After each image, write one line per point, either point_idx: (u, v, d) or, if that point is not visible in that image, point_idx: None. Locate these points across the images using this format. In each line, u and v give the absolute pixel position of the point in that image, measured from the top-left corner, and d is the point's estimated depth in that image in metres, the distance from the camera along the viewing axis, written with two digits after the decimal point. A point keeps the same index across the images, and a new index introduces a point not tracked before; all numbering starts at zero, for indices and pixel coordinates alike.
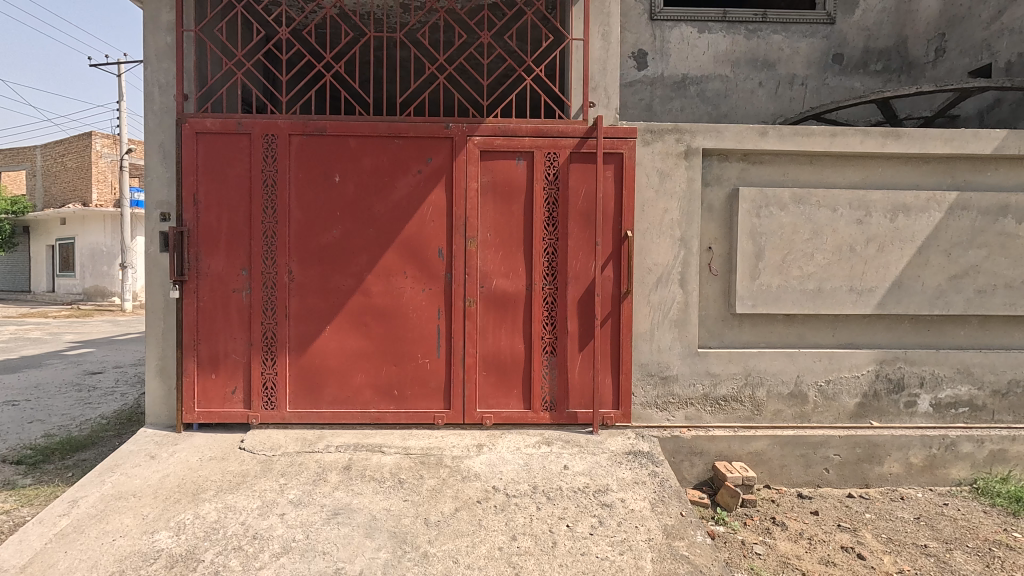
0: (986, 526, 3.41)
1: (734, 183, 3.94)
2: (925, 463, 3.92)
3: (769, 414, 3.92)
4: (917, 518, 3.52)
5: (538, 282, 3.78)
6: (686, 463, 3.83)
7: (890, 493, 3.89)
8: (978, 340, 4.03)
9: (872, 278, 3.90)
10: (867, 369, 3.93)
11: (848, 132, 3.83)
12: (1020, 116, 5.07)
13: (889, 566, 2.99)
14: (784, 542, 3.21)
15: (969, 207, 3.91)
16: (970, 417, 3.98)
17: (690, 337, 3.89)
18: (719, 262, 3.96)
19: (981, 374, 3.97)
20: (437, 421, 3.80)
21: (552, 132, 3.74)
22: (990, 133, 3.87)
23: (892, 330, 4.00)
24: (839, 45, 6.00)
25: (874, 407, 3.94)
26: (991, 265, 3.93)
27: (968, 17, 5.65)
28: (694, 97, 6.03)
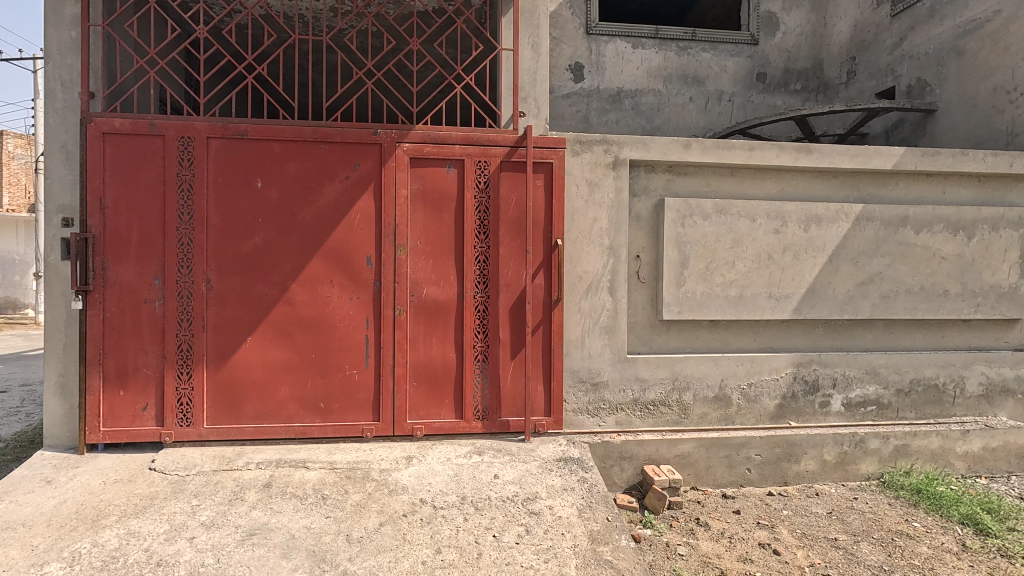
0: (890, 517, 3.62)
1: (660, 194, 4.08)
2: (837, 460, 4.12)
3: (695, 417, 4.05)
4: (829, 512, 3.69)
5: (469, 290, 3.76)
6: (617, 467, 3.89)
7: (807, 490, 4.05)
8: (883, 342, 4.31)
9: (788, 285, 4.11)
10: (785, 372, 4.13)
11: (765, 147, 4.03)
12: (920, 135, 5.51)
13: (801, 560, 3.12)
14: (706, 542, 3.30)
15: (873, 218, 4.20)
16: (878, 415, 4.24)
17: (619, 343, 3.96)
18: (646, 271, 4.07)
19: (887, 374, 4.24)
20: (365, 433, 3.70)
21: (482, 140, 3.75)
22: (891, 149, 4.16)
23: (807, 334, 4.22)
24: (762, 65, 6.35)
25: (792, 408, 4.14)
26: (894, 272, 4.22)
27: (874, 43, 5.98)
28: (629, 110, 6.20)
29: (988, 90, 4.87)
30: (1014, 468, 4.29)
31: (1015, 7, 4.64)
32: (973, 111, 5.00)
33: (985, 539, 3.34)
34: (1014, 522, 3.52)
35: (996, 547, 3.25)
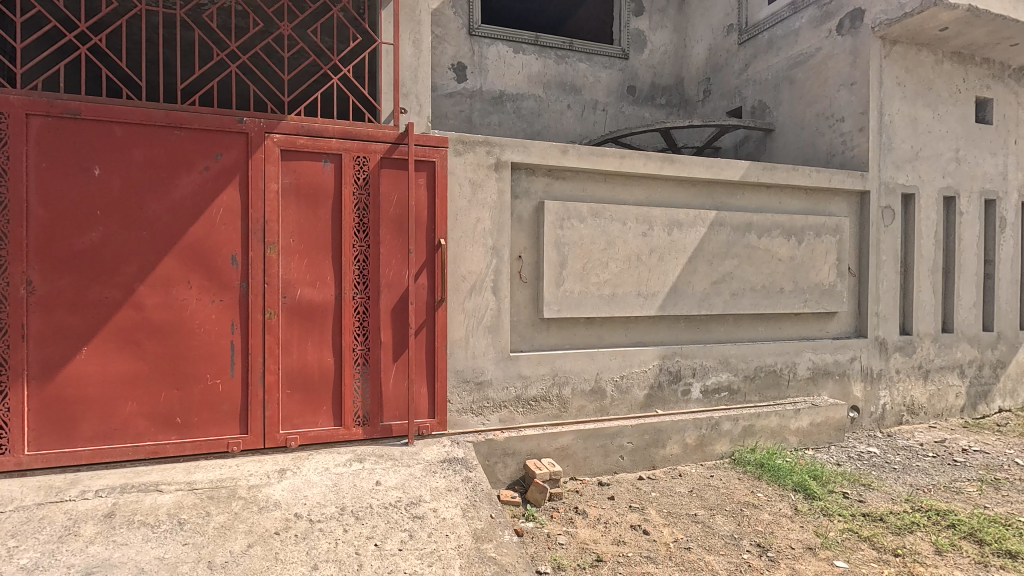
0: (739, 490, 4.06)
1: (540, 196, 4.21)
2: (697, 442, 4.52)
3: (573, 410, 4.25)
4: (690, 490, 4.05)
5: (348, 291, 3.60)
6: (500, 464, 3.95)
7: (672, 471, 4.40)
8: (733, 334, 4.85)
9: (655, 284, 4.46)
10: (652, 364, 4.47)
11: (634, 156, 4.33)
12: (761, 151, 6.28)
13: (667, 536, 3.40)
14: (584, 529, 3.46)
15: (725, 223, 4.69)
16: (729, 399, 4.75)
17: (502, 342, 4.03)
18: (528, 271, 4.19)
19: (736, 362, 4.76)
20: (231, 448, 3.39)
21: (361, 135, 3.61)
22: (738, 163, 4.68)
23: (670, 330, 4.63)
24: (632, 79, 6.83)
25: (659, 397, 4.51)
26: (741, 272, 4.75)
27: (724, 67, 6.69)
28: (511, 113, 6.33)
29: (812, 115, 5.65)
30: (833, 439, 4.94)
31: (832, 46, 5.45)
32: (801, 133, 5.77)
33: (812, 502, 3.87)
34: (833, 485, 4.12)
35: (820, 508, 3.77)
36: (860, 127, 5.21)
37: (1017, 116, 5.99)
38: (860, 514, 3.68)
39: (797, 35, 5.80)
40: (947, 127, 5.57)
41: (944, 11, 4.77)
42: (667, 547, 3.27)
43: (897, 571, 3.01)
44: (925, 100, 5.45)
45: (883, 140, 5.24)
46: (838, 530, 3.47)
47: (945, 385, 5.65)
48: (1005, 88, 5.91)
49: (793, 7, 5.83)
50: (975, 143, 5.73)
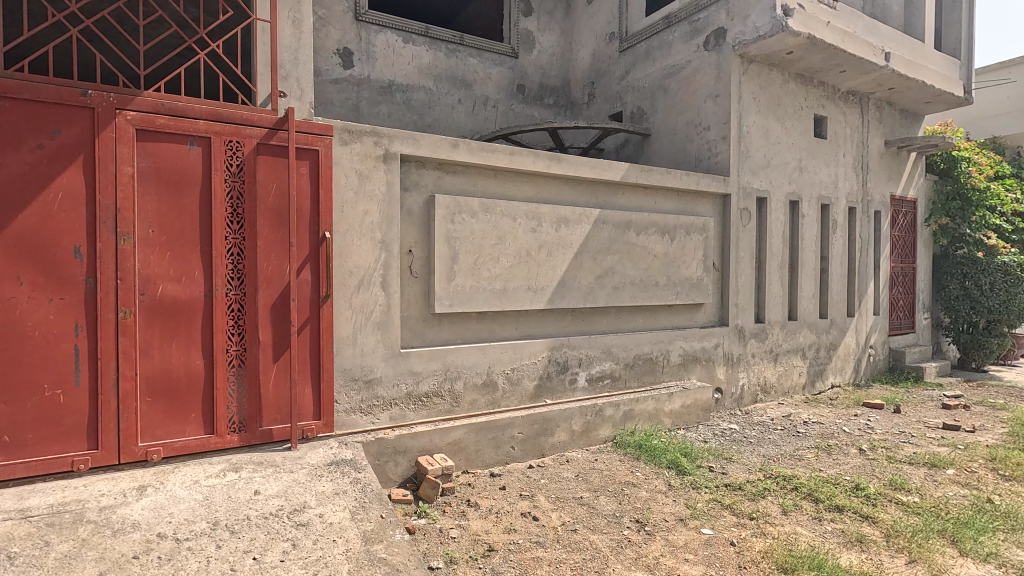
0: (621, 470, 4.33)
1: (431, 190, 4.17)
2: (583, 428, 4.74)
3: (465, 404, 4.28)
4: (576, 474, 4.24)
5: (219, 287, 3.31)
6: (391, 463, 3.87)
7: (560, 457, 4.57)
8: (614, 325, 5.17)
9: (543, 278, 4.62)
10: (542, 356, 4.63)
11: (524, 153, 4.44)
12: (640, 154, 6.73)
13: (555, 520, 3.53)
14: (477, 521, 3.50)
15: (607, 221, 4.97)
16: (612, 386, 5.06)
17: (392, 338, 3.94)
18: (418, 265, 4.13)
19: (618, 352, 5.07)
20: (76, 467, 2.98)
21: (233, 117, 3.33)
22: (619, 164, 4.97)
23: (558, 322, 4.82)
24: (521, 77, 6.98)
25: (547, 387, 4.68)
26: (622, 267, 5.07)
27: (606, 72, 7.06)
28: (400, 104, 6.18)
29: (683, 123, 6.15)
30: (701, 419, 5.44)
31: (700, 60, 5.96)
32: (674, 139, 6.26)
33: (684, 477, 4.22)
34: (701, 460, 4.54)
35: (690, 482, 4.13)
36: (723, 136, 5.76)
37: (845, 133, 6.97)
38: (722, 485, 4.09)
39: (670, 47, 6.28)
40: (792, 140, 6.34)
41: (790, 37, 5.41)
42: (555, 530, 3.40)
43: (752, 532, 3.38)
44: (775, 115, 6.16)
45: (742, 148, 5.85)
46: (704, 501, 3.83)
47: (791, 365, 6.45)
48: (836, 108, 6.85)
49: (667, 21, 6.29)
50: (814, 155, 6.59)
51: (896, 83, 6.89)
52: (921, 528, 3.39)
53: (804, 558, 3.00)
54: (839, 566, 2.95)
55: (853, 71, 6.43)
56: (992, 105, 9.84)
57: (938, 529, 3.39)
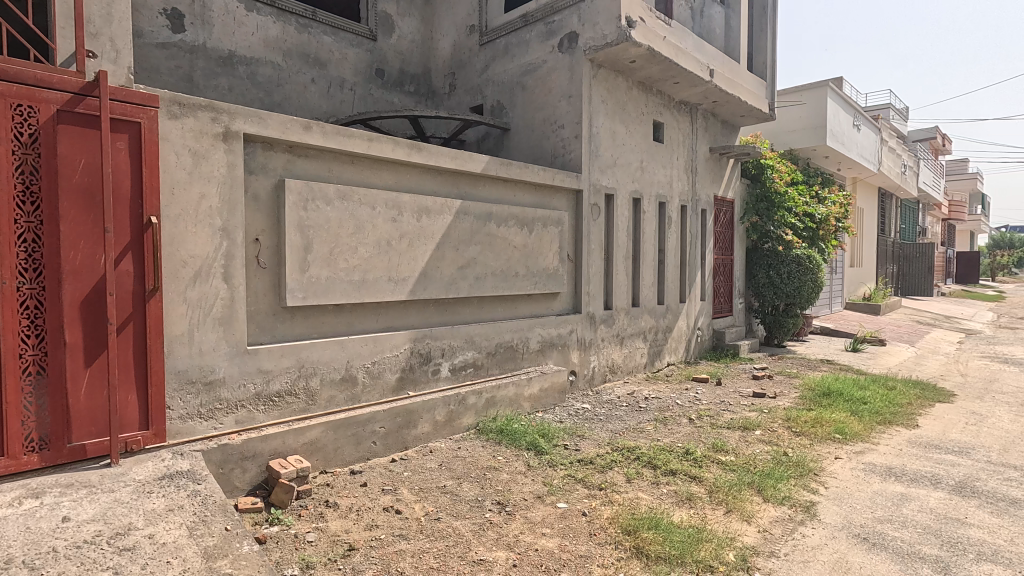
0: (484, 456, 4.43)
1: (280, 174, 3.87)
2: (446, 418, 4.74)
3: (322, 401, 4.07)
4: (440, 464, 4.24)
5: (8, 280, 2.76)
6: (237, 470, 3.54)
7: (423, 449, 4.52)
8: (476, 315, 5.27)
9: (405, 269, 4.55)
10: (403, 348, 4.56)
11: (382, 140, 4.31)
12: (499, 148, 6.90)
13: (419, 512, 3.51)
14: (335, 521, 3.35)
15: (468, 212, 5.03)
16: (475, 374, 5.16)
17: (237, 335, 3.61)
18: (266, 255, 3.82)
19: (480, 341, 5.18)
20: None
21: (23, 77, 2.78)
22: (479, 156, 5.04)
23: (419, 313, 4.78)
24: (380, 61, 6.75)
25: (410, 379, 4.63)
26: (483, 258, 5.18)
27: (467, 64, 7.10)
28: (243, 78, 5.63)
29: (540, 120, 6.41)
30: (557, 401, 5.76)
31: (554, 61, 6.25)
32: (532, 134, 6.50)
33: (542, 457, 4.45)
34: (557, 440, 4.82)
35: (547, 461, 4.36)
36: (575, 135, 6.12)
37: (678, 138, 7.80)
38: (576, 460, 4.39)
39: (527, 45, 6.50)
40: (635, 142, 6.94)
41: (633, 47, 5.90)
42: (418, 521, 3.39)
43: (601, 501, 3.69)
44: (621, 118, 6.69)
45: (592, 148, 6.27)
46: (560, 477, 4.08)
47: (634, 348, 7.10)
48: (671, 116, 7.64)
49: (524, 19, 6.49)
50: (653, 157, 7.28)
51: (718, 97, 7.86)
52: (736, 482, 3.96)
53: (644, 520, 3.34)
54: (672, 523, 3.34)
55: (684, 83, 7.20)
56: (789, 123, 11.67)
57: (748, 481, 3.98)
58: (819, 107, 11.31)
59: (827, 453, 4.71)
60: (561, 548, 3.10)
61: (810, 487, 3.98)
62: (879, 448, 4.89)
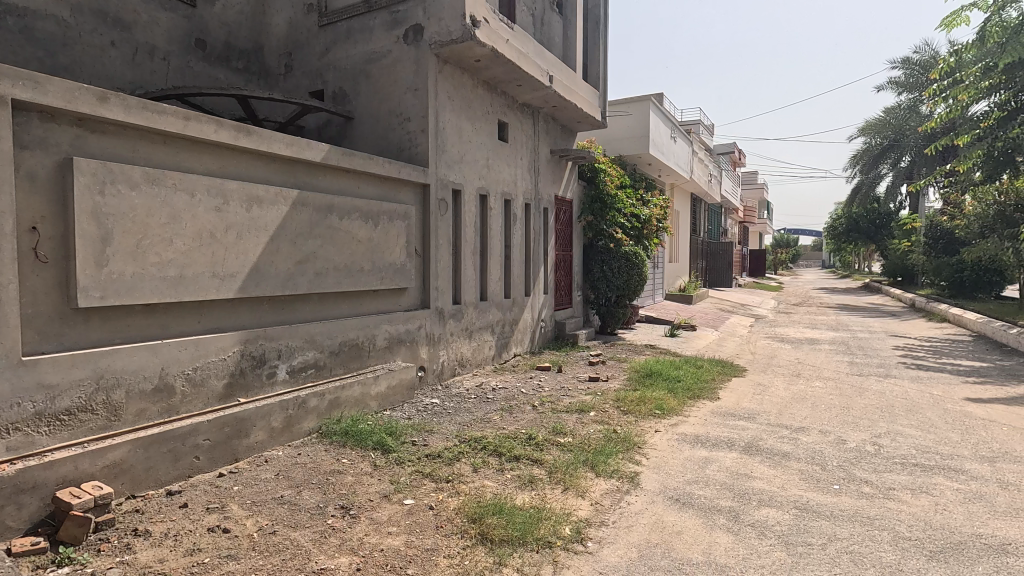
0: (327, 460, 4.20)
1: (67, 151, 3.27)
2: (283, 424, 4.38)
3: (130, 416, 3.55)
4: (277, 473, 3.91)
5: None
6: (11, 507, 2.91)
7: (257, 459, 4.13)
8: (317, 313, 4.99)
9: (232, 264, 4.14)
10: (232, 351, 4.15)
11: (202, 119, 3.86)
12: (342, 137, 6.60)
13: (251, 528, 3.21)
14: (147, 551, 2.93)
15: (307, 203, 4.72)
16: (316, 375, 4.87)
17: (7, 343, 2.98)
18: (48, 247, 3.19)
19: (322, 340, 4.91)
20: None
21: None
22: (319, 144, 4.76)
23: (251, 312, 4.38)
24: (201, 31, 6.08)
25: (240, 385, 4.23)
26: (324, 252, 4.91)
27: (304, 45, 6.66)
28: (15, 31, 4.62)
29: (385, 111, 6.24)
30: (405, 398, 5.67)
31: (399, 51, 6.12)
32: (376, 125, 6.31)
33: (389, 455, 4.35)
34: (404, 437, 4.74)
35: (395, 459, 4.28)
36: (422, 128, 6.06)
37: (521, 139, 8.14)
38: (423, 456, 4.38)
39: (370, 33, 6.28)
40: (481, 140, 7.10)
41: (477, 46, 6.02)
42: (250, 538, 3.10)
43: (448, 493, 3.74)
44: (467, 115, 6.78)
45: (439, 142, 6.27)
46: (408, 473, 4.04)
47: (482, 340, 7.27)
48: (515, 117, 7.95)
49: (367, 5, 6.27)
50: (498, 156, 7.52)
51: (557, 103, 8.37)
52: (572, 461, 4.27)
53: (489, 506, 3.46)
54: (514, 506, 3.50)
55: (526, 86, 7.54)
56: (619, 131, 12.84)
57: (583, 459, 4.33)
58: (643, 118, 12.59)
59: (648, 428, 5.30)
60: (407, 544, 3.08)
61: (634, 459, 4.45)
62: (688, 419, 5.63)
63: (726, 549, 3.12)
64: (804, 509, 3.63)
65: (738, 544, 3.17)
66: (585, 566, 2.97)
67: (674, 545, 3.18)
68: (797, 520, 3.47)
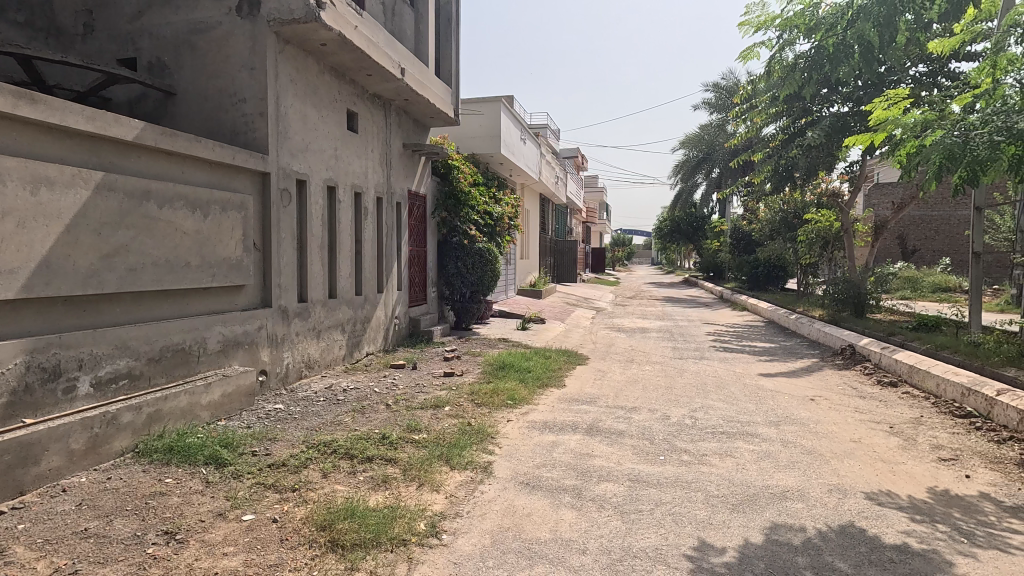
0: (145, 482, 3.67)
1: None
2: (87, 446, 3.74)
3: None
4: (79, 504, 3.34)
5: None
6: None
7: (51, 490, 3.47)
8: (130, 314, 4.34)
9: (12, 259, 3.44)
10: (14, 363, 3.46)
11: None
12: (160, 114, 5.84)
13: (44, 571, 2.70)
14: None
15: (115, 187, 4.08)
16: (130, 387, 4.25)
17: None
18: None
19: (137, 345, 4.30)
20: None
21: None
22: (130, 121, 4.14)
23: (40, 316, 3.68)
24: None
25: (26, 403, 3.54)
26: (139, 245, 4.29)
27: (111, 5, 5.78)
28: None
29: (214, 89, 5.63)
30: (243, 405, 5.18)
31: (232, 24, 5.55)
32: (204, 104, 5.67)
33: (224, 470, 3.95)
34: (242, 448, 4.33)
35: (231, 473, 3.90)
36: (259, 111, 5.57)
37: (372, 130, 7.87)
38: (264, 466, 4.04)
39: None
40: (328, 129, 6.72)
41: (322, 29, 5.69)
42: None
43: (294, 503, 3.50)
44: (312, 101, 6.37)
45: (280, 128, 5.81)
46: (247, 487, 3.71)
47: (331, 340, 6.92)
48: (364, 107, 7.66)
49: None
50: (347, 147, 7.18)
51: (409, 97, 8.25)
52: (427, 457, 4.27)
53: (339, 511, 3.32)
54: (367, 508, 3.40)
55: (377, 77, 7.32)
56: (471, 129, 13.06)
57: (438, 454, 4.35)
58: (494, 118, 12.93)
59: (501, 418, 5.49)
60: (246, 563, 2.84)
61: (487, 450, 4.58)
62: (538, 406, 5.96)
63: (571, 525, 3.36)
64: (637, 480, 4.04)
65: (580, 518, 3.45)
66: (439, 558, 3.00)
67: (524, 527, 3.34)
68: (630, 491, 3.86)
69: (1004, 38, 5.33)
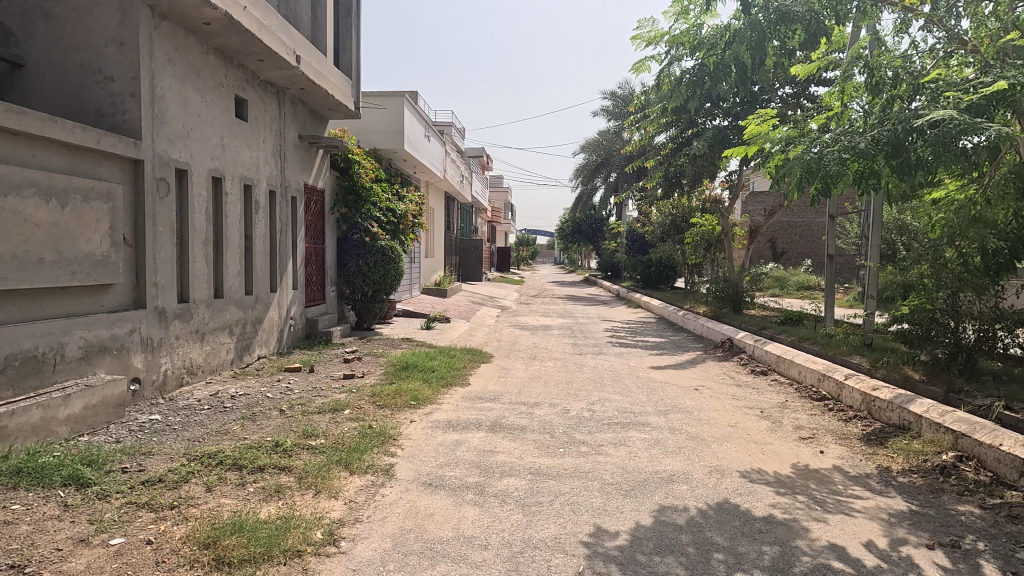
0: None
1: None
2: None
3: None
4: None
5: None
6: None
7: None
8: None
9: None
10: None
11: None
12: (5, 87, 5.14)
13: None
14: None
15: None
16: None
17: None
18: None
19: None
20: None
21: None
22: None
23: None
24: None
25: None
26: None
27: None
28: None
29: (75, 64, 5.02)
30: (112, 417, 4.64)
31: None
32: (61, 79, 5.04)
33: (86, 491, 3.52)
34: (109, 465, 3.89)
35: (95, 493, 3.49)
36: (130, 92, 5.03)
37: (263, 120, 7.40)
38: (137, 484, 3.65)
39: None
40: (212, 115, 6.22)
41: (205, 7, 5.27)
42: None
43: (173, 521, 3.21)
44: (194, 84, 5.86)
45: (155, 112, 5.27)
46: (115, 509, 3.33)
47: (217, 343, 6.42)
48: (255, 94, 7.18)
49: None
50: (235, 136, 6.68)
51: (305, 86, 7.85)
52: (324, 463, 4.10)
53: (226, 527, 3.09)
54: (257, 520, 3.20)
55: (269, 63, 6.88)
56: (372, 123, 12.64)
57: (336, 459, 4.19)
58: (397, 114, 12.65)
59: (403, 419, 5.40)
60: None
61: (389, 452, 4.49)
62: (441, 406, 5.92)
63: (473, 522, 3.39)
64: (537, 473, 4.16)
65: (483, 515, 3.48)
66: (337, 566, 2.90)
67: (426, 527, 3.32)
68: (531, 484, 3.96)
69: (850, 68, 5.98)
